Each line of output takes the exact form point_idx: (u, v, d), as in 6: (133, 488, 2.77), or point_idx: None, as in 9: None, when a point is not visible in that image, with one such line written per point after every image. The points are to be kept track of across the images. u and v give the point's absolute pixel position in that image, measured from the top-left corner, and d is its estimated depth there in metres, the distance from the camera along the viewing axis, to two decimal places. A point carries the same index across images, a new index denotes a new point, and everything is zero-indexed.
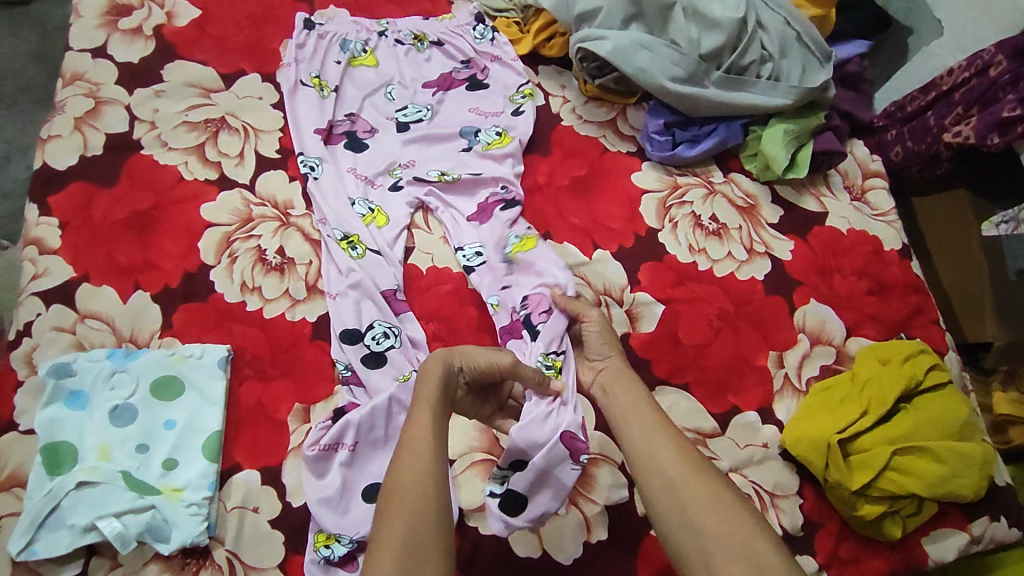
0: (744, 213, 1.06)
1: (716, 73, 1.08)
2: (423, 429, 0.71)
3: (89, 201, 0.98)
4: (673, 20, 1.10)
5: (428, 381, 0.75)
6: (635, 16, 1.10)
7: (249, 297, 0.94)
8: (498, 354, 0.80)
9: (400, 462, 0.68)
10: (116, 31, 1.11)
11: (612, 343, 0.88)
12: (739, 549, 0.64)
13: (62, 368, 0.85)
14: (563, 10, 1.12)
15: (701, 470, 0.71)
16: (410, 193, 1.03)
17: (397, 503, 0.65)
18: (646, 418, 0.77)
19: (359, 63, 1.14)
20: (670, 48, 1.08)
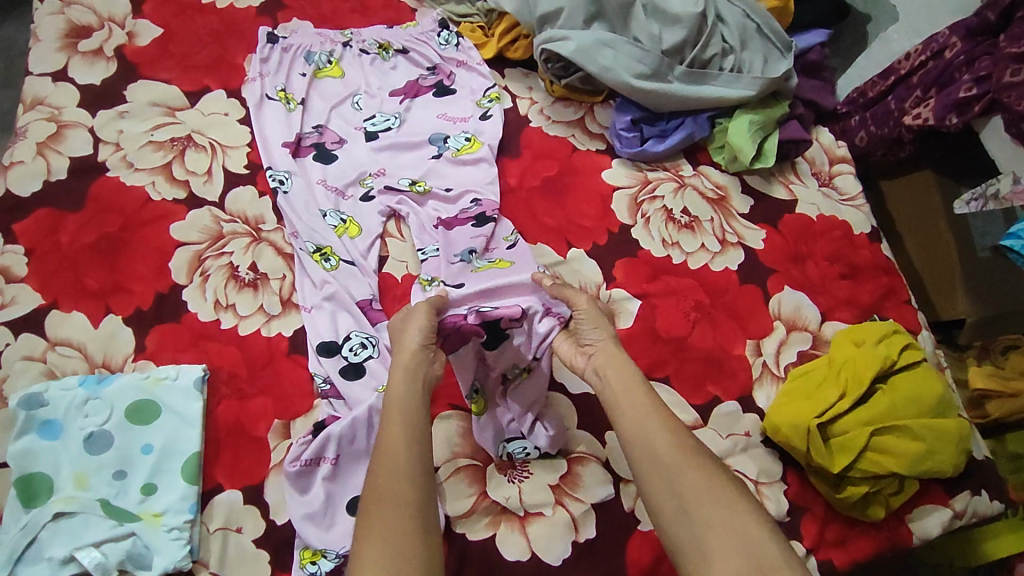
0: (715, 205, 1.07)
1: (680, 67, 1.08)
2: (396, 433, 0.71)
3: (55, 227, 0.96)
4: (634, 18, 1.11)
5: (397, 384, 0.75)
6: (597, 15, 1.10)
7: (223, 315, 0.93)
8: (416, 310, 0.82)
9: (380, 465, 0.69)
10: (76, 54, 1.10)
11: (604, 325, 0.84)
12: (733, 535, 0.64)
13: (34, 398, 0.84)
14: (524, 11, 1.14)
15: (694, 456, 0.71)
16: (382, 202, 1.03)
17: (377, 504, 0.66)
18: (640, 404, 0.75)
19: (325, 74, 1.14)
20: (633, 45, 1.08)
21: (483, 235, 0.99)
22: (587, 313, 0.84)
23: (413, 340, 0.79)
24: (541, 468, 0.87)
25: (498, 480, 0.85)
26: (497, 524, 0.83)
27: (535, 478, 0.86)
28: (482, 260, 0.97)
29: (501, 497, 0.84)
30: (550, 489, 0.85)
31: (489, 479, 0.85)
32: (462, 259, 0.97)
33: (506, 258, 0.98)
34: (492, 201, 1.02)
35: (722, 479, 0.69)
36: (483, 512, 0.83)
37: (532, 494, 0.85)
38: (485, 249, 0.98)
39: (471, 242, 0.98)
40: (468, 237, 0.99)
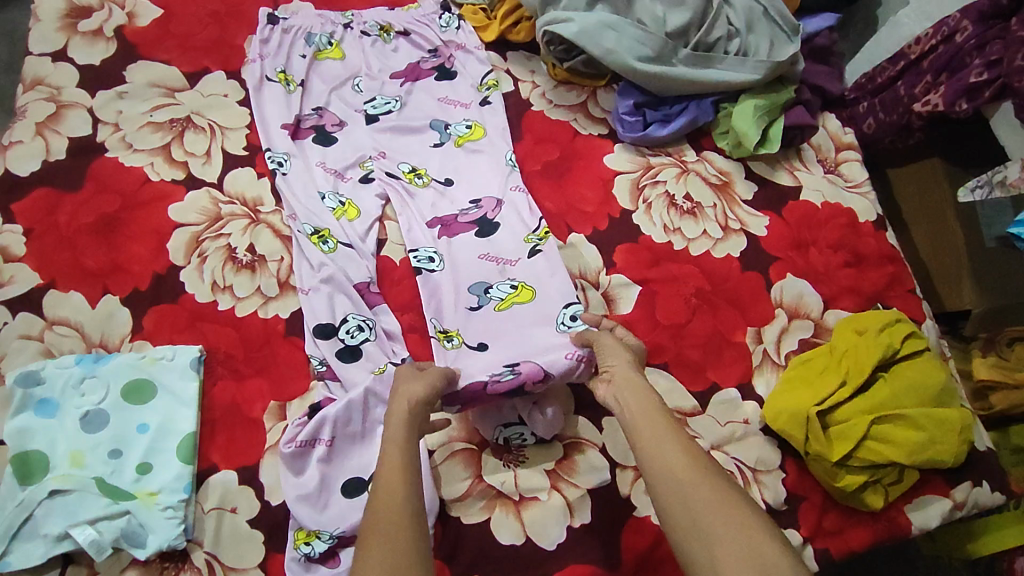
0: (718, 191, 1.06)
1: (684, 50, 1.04)
2: (395, 469, 0.69)
3: (54, 207, 0.97)
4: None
5: (398, 422, 0.74)
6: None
7: (220, 296, 0.93)
8: (432, 374, 0.81)
9: (378, 501, 0.66)
10: (75, 34, 1.09)
11: (622, 354, 0.83)
12: (747, 553, 0.61)
13: (30, 375, 0.84)
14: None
15: (711, 475, 0.68)
16: (381, 184, 1.02)
17: (376, 541, 0.62)
18: (657, 421, 0.74)
19: (325, 56, 1.11)
20: (636, 27, 1.03)
21: (491, 254, 0.97)
22: (607, 348, 0.83)
23: (419, 391, 0.77)
24: (538, 452, 0.86)
25: (493, 465, 0.85)
26: (492, 509, 0.82)
27: (531, 463, 0.85)
28: (502, 294, 0.94)
29: (496, 482, 0.84)
30: (546, 473, 0.85)
31: (484, 463, 0.85)
32: (480, 296, 0.94)
33: (528, 284, 0.94)
34: (491, 197, 1.01)
35: (738, 497, 0.66)
36: (478, 496, 0.83)
37: (527, 478, 0.84)
38: (500, 276, 0.95)
39: (483, 272, 0.96)
40: (477, 258, 0.96)
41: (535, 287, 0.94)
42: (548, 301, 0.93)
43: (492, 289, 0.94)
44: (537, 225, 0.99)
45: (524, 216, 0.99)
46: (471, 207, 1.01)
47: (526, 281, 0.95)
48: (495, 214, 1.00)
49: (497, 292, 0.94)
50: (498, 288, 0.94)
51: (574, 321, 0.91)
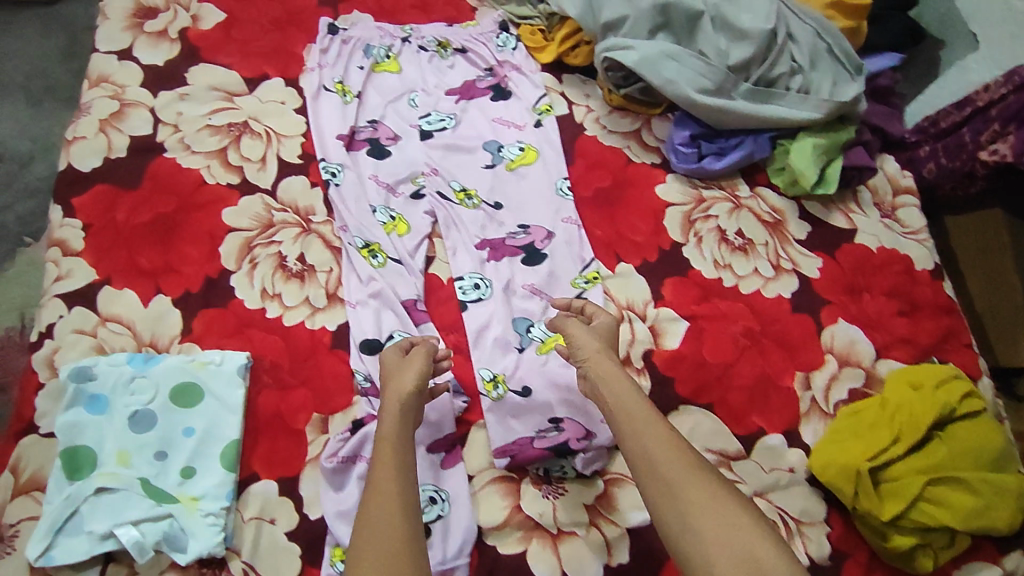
0: (771, 229, 1.05)
1: (744, 85, 1.00)
2: (387, 472, 0.72)
3: (112, 204, 0.98)
4: (700, 31, 1.02)
5: (390, 417, 0.77)
6: (662, 25, 1.02)
7: (269, 304, 0.94)
8: (415, 361, 0.83)
9: (370, 504, 0.70)
10: (141, 33, 1.11)
11: (595, 341, 0.84)
12: (736, 547, 0.64)
13: (83, 371, 0.86)
14: (588, 18, 1.04)
15: (699, 474, 0.70)
16: (431, 202, 1.01)
17: (369, 545, 0.66)
18: (642, 414, 0.76)
19: (382, 69, 1.11)
20: (697, 58, 1.00)
21: (534, 285, 0.97)
22: (582, 339, 0.84)
23: (409, 382, 0.80)
24: (577, 485, 0.85)
25: (532, 495, 0.84)
26: (529, 540, 0.82)
27: (569, 496, 0.85)
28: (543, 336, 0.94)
29: (534, 512, 0.83)
30: (585, 508, 0.84)
31: (523, 492, 0.85)
32: (524, 337, 0.94)
33: None
34: (541, 227, 1.00)
35: (725, 494, 0.68)
36: (516, 525, 0.83)
37: (566, 511, 0.83)
38: (543, 314, 0.95)
39: (527, 306, 0.96)
40: (519, 291, 0.97)
41: None
42: None
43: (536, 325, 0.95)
44: (585, 267, 0.99)
45: (575, 248, 1.00)
46: (521, 232, 1.00)
47: None
48: (544, 242, 1.00)
49: (539, 334, 0.94)
50: (540, 328, 0.94)
51: None
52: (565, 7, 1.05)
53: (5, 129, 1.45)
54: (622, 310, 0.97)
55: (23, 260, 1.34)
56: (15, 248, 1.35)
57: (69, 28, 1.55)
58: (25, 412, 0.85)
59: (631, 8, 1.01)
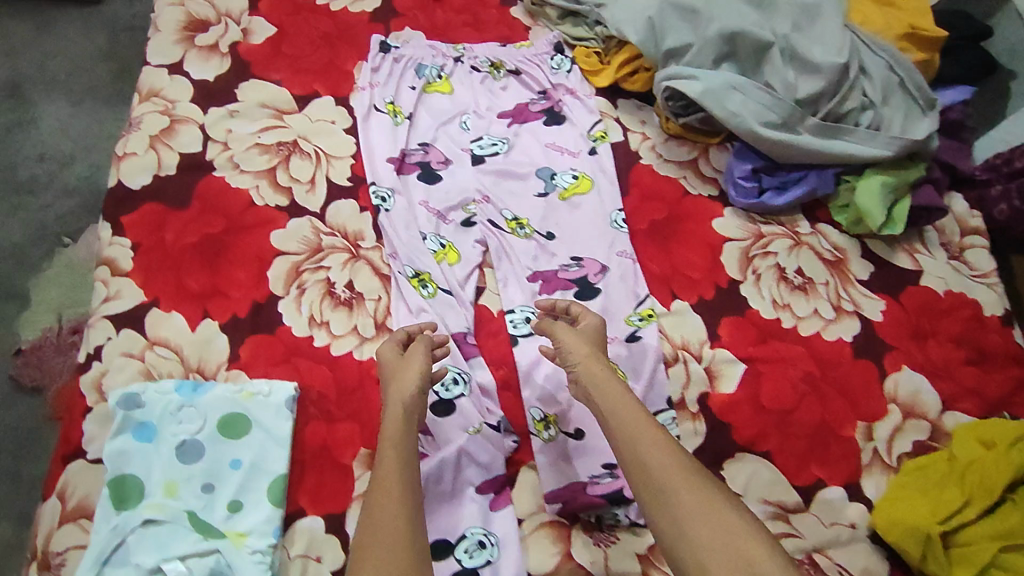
0: (832, 268, 1.02)
1: (812, 119, 0.97)
2: (391, 473, 0.73)
3: (161, 223, 0.97)
4: (768, 62, 0.97)
5: (394, 424, 0.77)
6: (727, 55, 0.98)
7: (317, 331, 0.92)
8: (414, 361, 0.82)
9: (375, 503, 0.71)
10: (192, 47, 1.10)
11: (583, 345, 0.83)
12: (729, 550, 0.64)
13: (130, 399, 0.85)
14: (650, 45, 1.00)
15: (690, 476, 0.70)
16: (483, 231, 0.99)
17: (373, 543, 0.68)
18: (632, 418, 0.75)
19: (434, 90, 1.09)
20: (764, 90, 0.97)
21: None
22: (569, 343, 0.83)
23: (411, 387, 0.80)
24: (628, 534, 0.83)
25: (583, 542, 0.82)
26: None
27: (622, 544, 0.82)
28: None
29: (586, 561, 0.81)
30: (637, 558, 0.81)
31: (573, 539, 0.83)
32: None
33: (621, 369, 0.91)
34: (595, 260, 0.98)
35: (718, 496, 0.69)
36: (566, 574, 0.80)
37: (619, 560, 0.81)
38: None
39: None
40: None
41: (628, 375, 0.91)
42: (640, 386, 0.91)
43: None
44: (639, 304, 0.95)
45: (631, 282, 0.97)
46: (574, 265, 0.97)
47: (620, 366, 0.91)
48: (597, 276, 0.97)
49: None
50: None
51: None
52: (627, 33, 1.01)
53: (48, 129, 1.44)
54: (677, 350, 0.94)
55: (61, 261, 1.32)
56: (55, 249, 1.34)
57: (112, 27, 1.55)
58: (73, 435, 0.85)
59: (695, 36, 0.98)
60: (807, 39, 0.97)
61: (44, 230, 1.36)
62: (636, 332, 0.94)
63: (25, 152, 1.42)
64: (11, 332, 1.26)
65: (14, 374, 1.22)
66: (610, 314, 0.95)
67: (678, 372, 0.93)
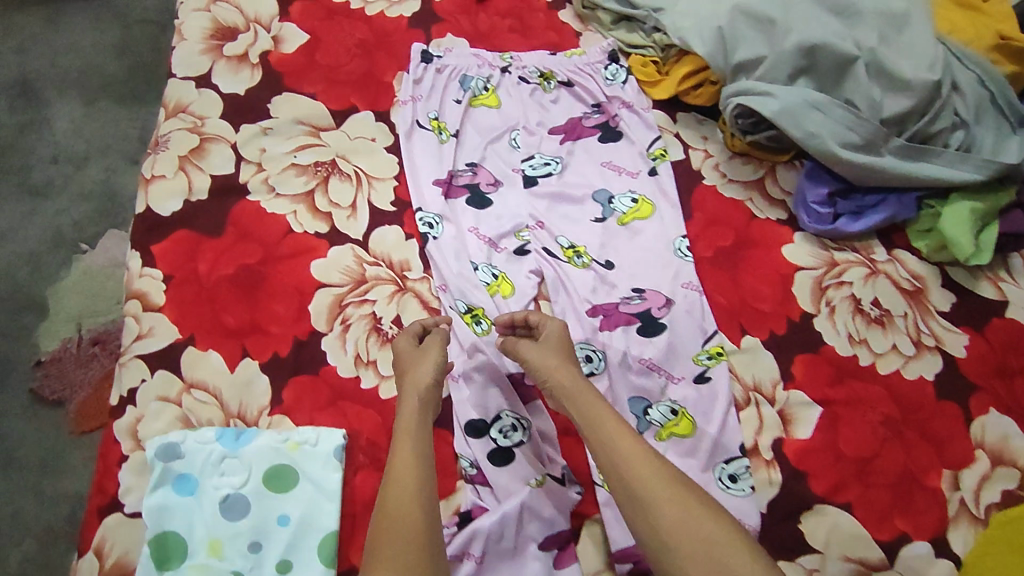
0: (911, 298, 0.94)
1: (898, 140, 0.90)
2: (404, 462, 0.73)
3: (194, 253, 0.91)
4: (851, 77, 0.91)
5: (410, 410, 0.77)
6: (805, 69, 0.91)
7: (364, 372, 0.86)
8: (430, 350, 0.81)
9: (389, 492, 0.71)
10: (221, 57, 1.02)
11: (550, 357, 0.80)
12: (709, 558, 0.64)
13: (170, 449, 0.80)
14: (718, 57, 0.94)
15: (669, 484, 0.69)
16: (537, 260, 0.92)
17: (387, 531, 0.68)
18: (609, 426, 0.74)
19: (480, 103, 1.01)
20: (846, 108, 0.90)
21: (651, 359, 0.88)
22: (534, 359, 0.80)
23: (426, 377, 0.79)
24: None
25: None
26: None
27: None
28: (662, 419, 0.86)
29: None
30: None
31: None
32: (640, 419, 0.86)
33: (689, 412, 0.86)
34: (659, 292, 0.91)
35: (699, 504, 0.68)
36: None
37: None
38: (661, 393, 0.87)
39: (644, 383, 0.87)
40: (635, 366, 0.87)
41: (698, 419, 0.86)
42: (709, 431, 0.85)
43: (655, 405, 0.86)
44: (706, 341, 0.89)
45: (697, 315, 0.90)
46: (636, 298, 0.91)
47: (687, 408, 0.86)
48: (662, 310, 0.90)
49: (658, 417, 0.86)
50: (660, 410, 0.86)
51: (734, 480, 0.83)
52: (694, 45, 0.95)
53: (60, 130, 1.32)
54: (748, 392, 0.88)
55: (79, 268, 1.21)
56: (71, 257, 1.22)
57: (122, 21, 1.42)
58: (107, 486, 0.79)
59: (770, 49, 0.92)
60: (894, 52, 0.91)
61: (59, 236, 1.24)
62: (705, 372, 0.88)
63: (37, 153, 1.30)
64: (27, 345, 1.15)
65: (33, 388, 1.12)
66: (676, 352, 0.89)
67: (749, 415, 0.87)
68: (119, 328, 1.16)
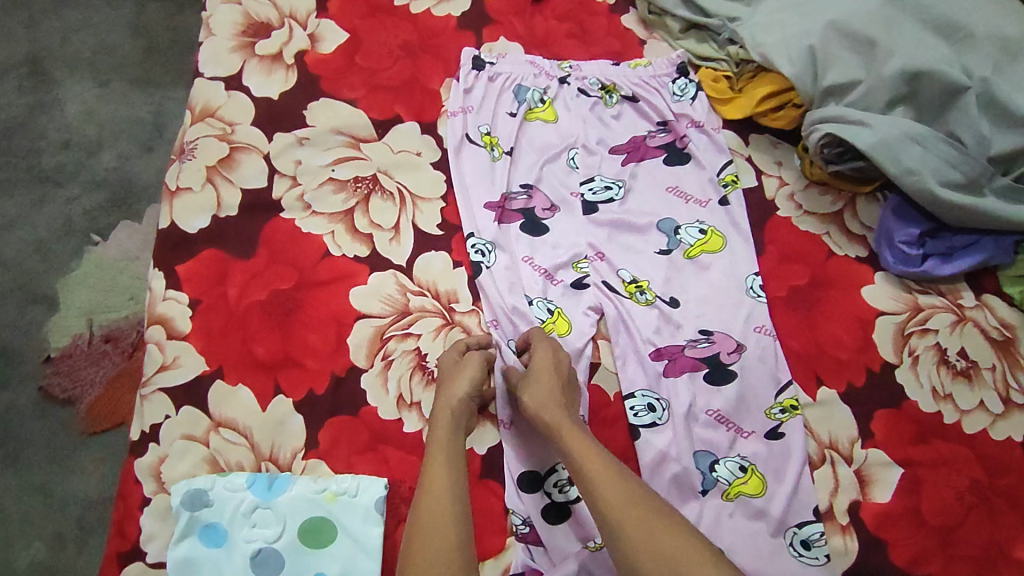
0: (1000, 349, 0.85)
1: (1004, 180, 0.85)
2: (439, 472, 0.68)
3: (223, 275, 0.83)
4: (957, 108, 0.86)
5: (441, 424, 0.73)
6: (906, 97, 0.87)
7: (407, 415, 0.79)
8: (472, 361, 0.77)
9: (421, 504, 0.66)
10: (253, 56, 0.94)
11: (533, 383, 0.75)
12: None
13: (198, 496, 0.74)
14: (809, 78, 0.89)
15: (655, 522, 0.63)
16: (596, 295, 0.85)
17: (421, 545, 0.64)
18: (587, 454, 0.69)
19: (535, 117, 0.93)
20: (948, 144, 0.85)
21: (719, 411, 0.80)
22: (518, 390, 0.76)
23: (461, 390, 0.75)
24: None
25: None
26: None
27: None
28: (731, 477, 0.78)
29: None
30: None
31: None
32: (704, 477, 0.78)
33: (759, 470, 0.79)
34: (728, 335, 0.84)
35: (679, 533, 0.62)
36: None
37: None
38: (729, 449, 0.79)
39: (712, 437, 0.80)
40: (702, 416, 0.80)
41: (769, 478, 0.78)
42: (783, 493, 0.77)
43: (722, 461, 0.79)
44: (780, 392, 0.82)
45: (770, 362, 0.83)
46: (703, 341, 0.83)
47: (758, 465, 0.79)
48: (731, 355, 0.83)
49: (726, 475, 0.78)
50: (728, 466, 0.79)
51: (809, 547, 0.76)
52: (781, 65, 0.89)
53: (74, 114, 1.20)
54: (824, 449, 0.81)
55: (91, 262, 1.10)
56: (83, 249, 1.11)
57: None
58: (128, 532, 0.72)
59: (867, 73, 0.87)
60: (1009, 83, 0.85)
61: (70, 226, 1.13)
62: (778, 428, 0.80)
63: (48, 139, 1.19)
64: (36, 339, 1.05)
65: (43, 385, 1.01)
66: (747, 405, 0.81)
67: (822, 475, 0.80)
68: (134, 326, 1.05)
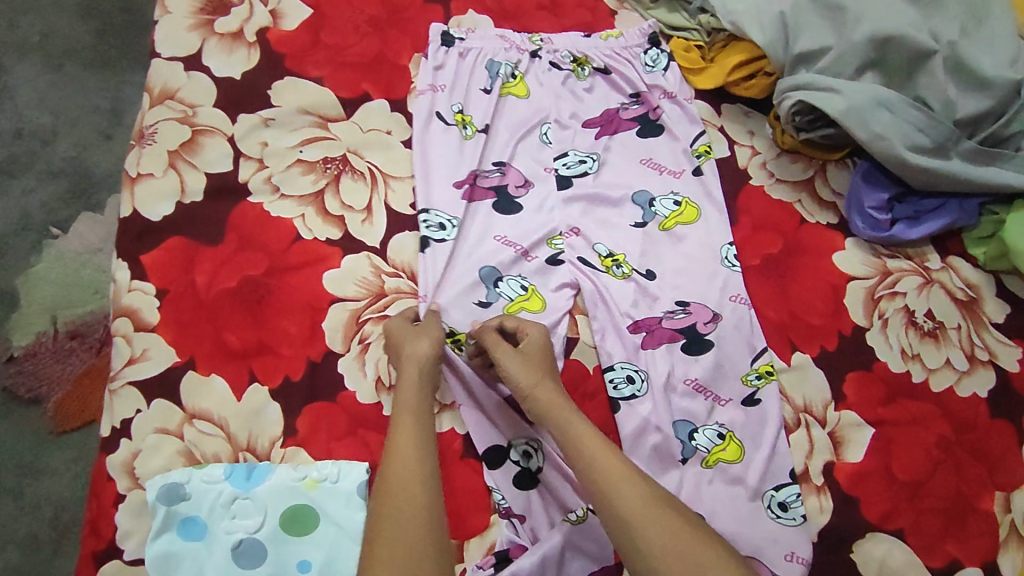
0: (964, 310, 0.88)
1: (970, 143, 0.87)
2: (406, 439, 0.68)
3: (191, 263, 0.80)
4: (924, 72, 0.87)
5: (407, 387, 0.72)
6: (874, 62, 0.88)
7: (386, 398, 0.78)
8: (427, 335, 0.76)
9: (390, 471, 0.66)
10: (211, 34, 0.90)
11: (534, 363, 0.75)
12: None
13: (175, 490, 0.72)
14: (779, 46, 0.90)
15: (660, 510, 0.63)
16: (573, 270, 0.85)
17: (390, 509, 0.63)
18: (590, 445, 0.68)
19: (509, 92, 0.92)
20: (917, 110, 0.87)
21: (697, 380, 0.81)
22: (511, 368, 0.74)
23: (425, 351, 0.74)
24: None
25: None
26: None
27: None
28: (710, 445, 0.79)
29: None
30: None
31: None
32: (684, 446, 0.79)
33: (738, 436, 0.80)
34: (704, 306, 0.84)
35: (690, 524, 0.63)
36: None
37: None
38: (707, 418, 0.81)
39: (691, 406, 0.81)
40: (680, 386, 0.81)
41: (746, 444, 0.80)
42: (759, 458, 0.79)
43: (700, 429, 0.80)
44: (756, 359, 0.83)
45: (745, 331, 0.84)
46: (679, 311, 0.84)
47: (736, 432, 0.80)
48: (708, 325, 0.83)
49: (705, 443, 0.79)
50: (707, 434, 0.80)
51: (786, 509, 0.77)
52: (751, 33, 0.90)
53: (25, 100, 1.14)
54: (798, 413, 0.82)
55: (51, 256, 1.05)
56: (43, 243, 1.07)
57: None
58: (104, 529, 0.71)
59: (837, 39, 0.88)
60: (974, 47, 0.87)
61: (27, 219, 1.08)
62: (755, 394, 0.82)
63: None
64: None
65: (6, 385, 0.98)
66: (724, 373, 0.82)
67: (798, 439, 0.81)
68: (101, 321, 1.02)
